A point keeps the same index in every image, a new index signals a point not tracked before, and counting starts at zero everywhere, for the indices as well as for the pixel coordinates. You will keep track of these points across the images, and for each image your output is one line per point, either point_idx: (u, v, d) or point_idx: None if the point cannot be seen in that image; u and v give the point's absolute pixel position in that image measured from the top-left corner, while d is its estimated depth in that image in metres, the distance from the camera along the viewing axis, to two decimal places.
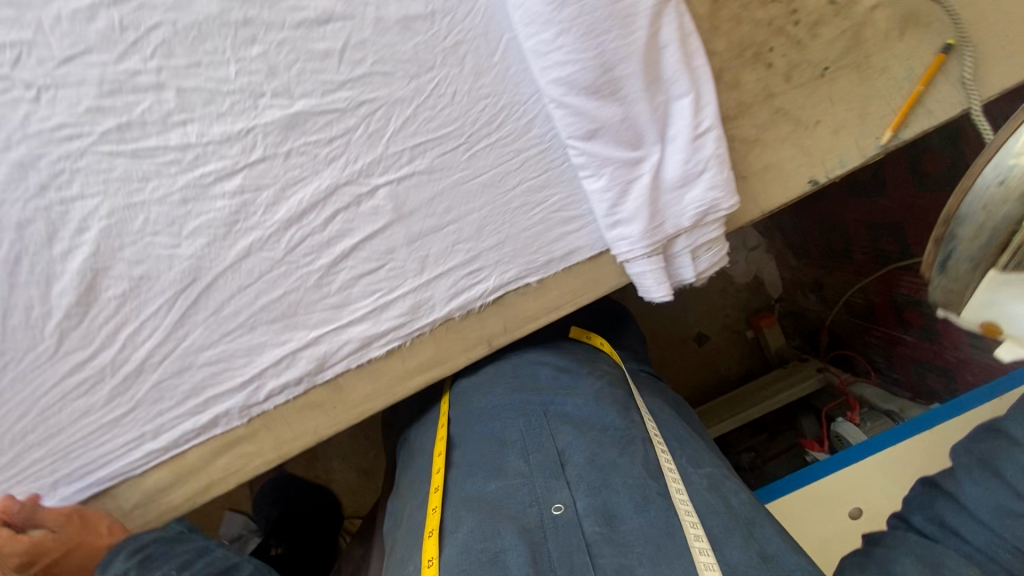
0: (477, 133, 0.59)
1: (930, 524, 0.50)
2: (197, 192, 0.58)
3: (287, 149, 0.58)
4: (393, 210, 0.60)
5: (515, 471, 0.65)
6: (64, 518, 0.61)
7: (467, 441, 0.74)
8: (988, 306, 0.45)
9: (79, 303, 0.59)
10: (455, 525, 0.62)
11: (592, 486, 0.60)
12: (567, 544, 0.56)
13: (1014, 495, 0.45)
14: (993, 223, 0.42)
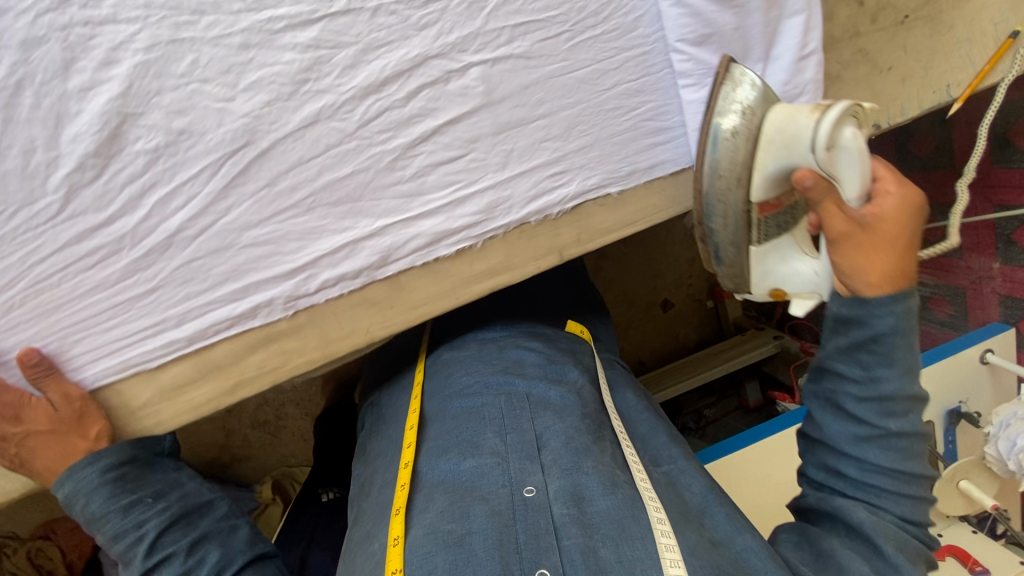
0: (582, 23, 0.55)
1: (819, 472, 0.58)
2: (262, 38, 0.49)
3: (376, 5, 0.50)
4: (482, 94, 0.55)
5: (490, 448, 0.64)
6: (64, 406, 0.53)
7: (440, 413, 0.71)
8: (775, 277, 0.62)
9: (95, 153, 0.49)
10: (421, 507, 0.60)
11: (563, 470, 0.61)
12: (537, 526, 0.56)
13: (855, 423, 0.54)
14: (731, 212, 0.59)
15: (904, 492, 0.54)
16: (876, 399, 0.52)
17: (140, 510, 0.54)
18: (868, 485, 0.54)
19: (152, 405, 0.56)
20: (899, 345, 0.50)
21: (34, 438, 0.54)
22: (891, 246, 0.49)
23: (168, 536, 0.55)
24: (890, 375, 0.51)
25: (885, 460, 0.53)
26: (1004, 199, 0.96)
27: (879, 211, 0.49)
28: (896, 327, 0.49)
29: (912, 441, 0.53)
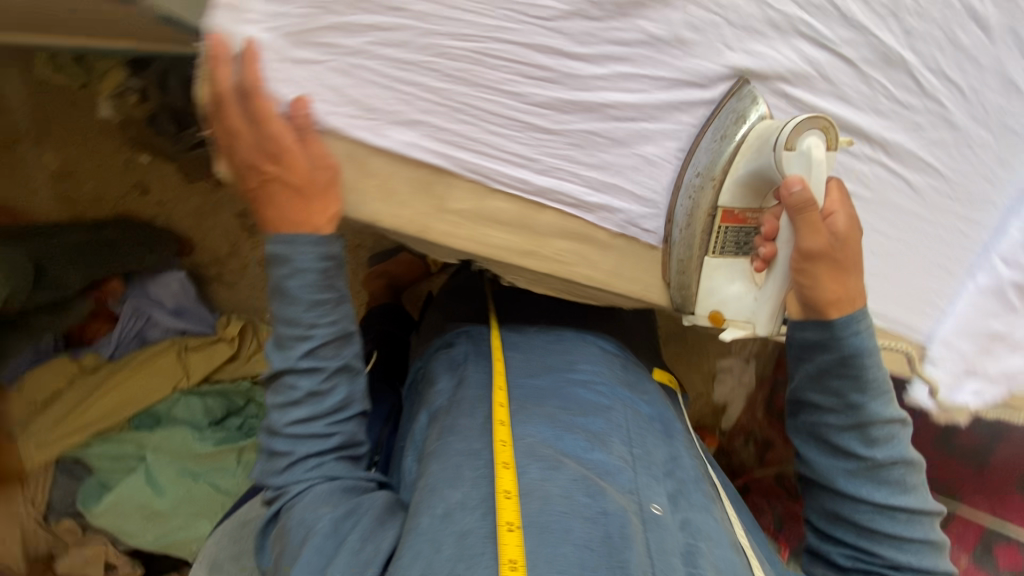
0: (958, 194, 0.63)
1: (822, 515, 0.63)
2: (788, 29, 0.54)
3: (866, 73, 0.57)
4: (861, 187, 0.62)
5: (618, 450, 0.58)
6: (317, 172, 0.50)
7: (558, 391, 0.66)
8: (717, 297, 0.62)
9: (614, 3, 0.50)
10: (543, 467, 0.54)
11: (685, 500, 0.57)
12: (667, 543, 0.50)
13: (839, 460, 0.60)
14: (697, 211, 0.58)
15: (903, 531, 0.58)
16: (854, 428, 0.58)
17: (321, 312, 0.55)
18: (871, 530, 0.59)
19: (457, 216, 0.55)
20: (874, 369, 0.57)
21: (273, 187, 0.50)
22: (842, 267, 0.54)
23: (325, 350, 0.56)
24: (867, 404, 0.57)
25: (879, 496, 0.58)
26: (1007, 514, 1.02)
27: (833, 232, 0.53)
28: (864, 346, 0.56)
29: (901, 474, 0.58)
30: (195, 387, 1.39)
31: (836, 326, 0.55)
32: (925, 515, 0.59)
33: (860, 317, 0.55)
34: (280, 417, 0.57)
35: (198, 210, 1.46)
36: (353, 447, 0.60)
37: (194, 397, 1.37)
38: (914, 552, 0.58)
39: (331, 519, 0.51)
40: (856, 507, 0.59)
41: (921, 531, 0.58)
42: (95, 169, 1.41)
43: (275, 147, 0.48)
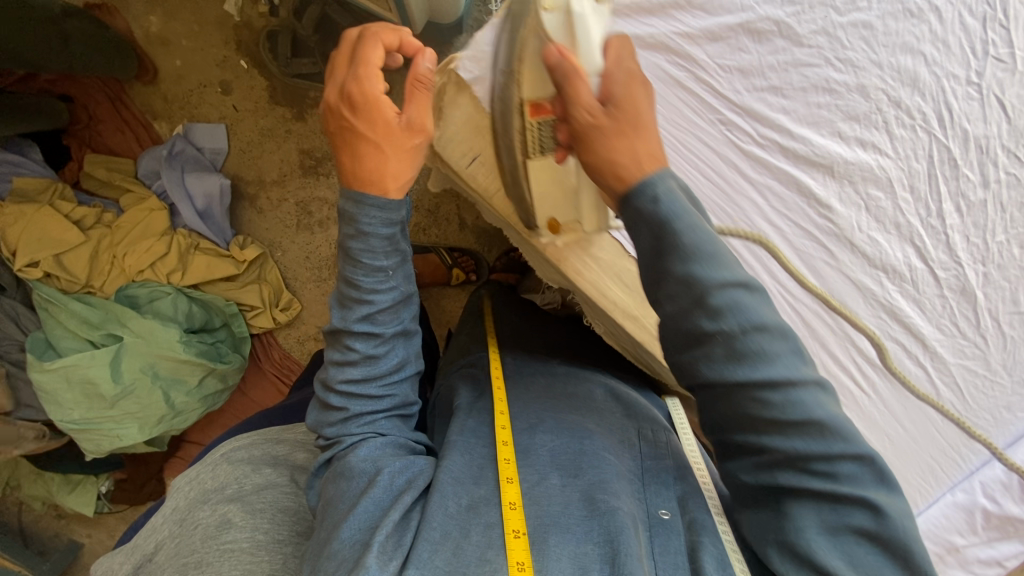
0: (972, 418, 0.73)
1: (714, 432, 0.50)
2: (907, 235, 0.64)
3: (944, 291, 0.67)
4: (906, 381, 0.71)
5: (626, 465, 0.63)
6: (405, 134, 0.55)
7: (575, 402, 0.70)
8: (550, 206, 0.60)
9: (795, 155, 0.60)
10: (564, 474, 0.59)
11: (692, 501, 0.60)
12: (671, 546, 0.56)
13: (701, 353, 0.47)
14: (506, 111, 0.56)
15: (789, 412, 0.45)
16: (695, 304, 0.46)
17: (382, 277, 0.57)
18: (751, 423, 0.47)
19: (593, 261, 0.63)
20: (698, 230, 0.47)
21: (351, 139, 0.54)
22: (626, 134, 0.48)
23: (383, 316, 0.59)
24: (695, 266, 0.46)
25: (745, 373, 0.46)
26: None
27: (606, 97, 0.49)
28: (678, 206, 0.47)
29: (760, 340, 0.46)
30: (188, 290, 1.33)
31: (642, 194, 0.48)
32: (805, 390, 0.46)
33: (657, 181, 0.48)
34: (335, 373, 0.60)
35: (267, 130, 1.44)
36: (405, 407, 0.63)
37: (184, 298, 1.31)
38: (802, 437, 0.46)
39: (391, 468, 0.55)
40: (738, 398, 0.46)
41: (806, 410, 0.45)
42: (192, 50, 1.41)
43: (368, 107, 0.53)
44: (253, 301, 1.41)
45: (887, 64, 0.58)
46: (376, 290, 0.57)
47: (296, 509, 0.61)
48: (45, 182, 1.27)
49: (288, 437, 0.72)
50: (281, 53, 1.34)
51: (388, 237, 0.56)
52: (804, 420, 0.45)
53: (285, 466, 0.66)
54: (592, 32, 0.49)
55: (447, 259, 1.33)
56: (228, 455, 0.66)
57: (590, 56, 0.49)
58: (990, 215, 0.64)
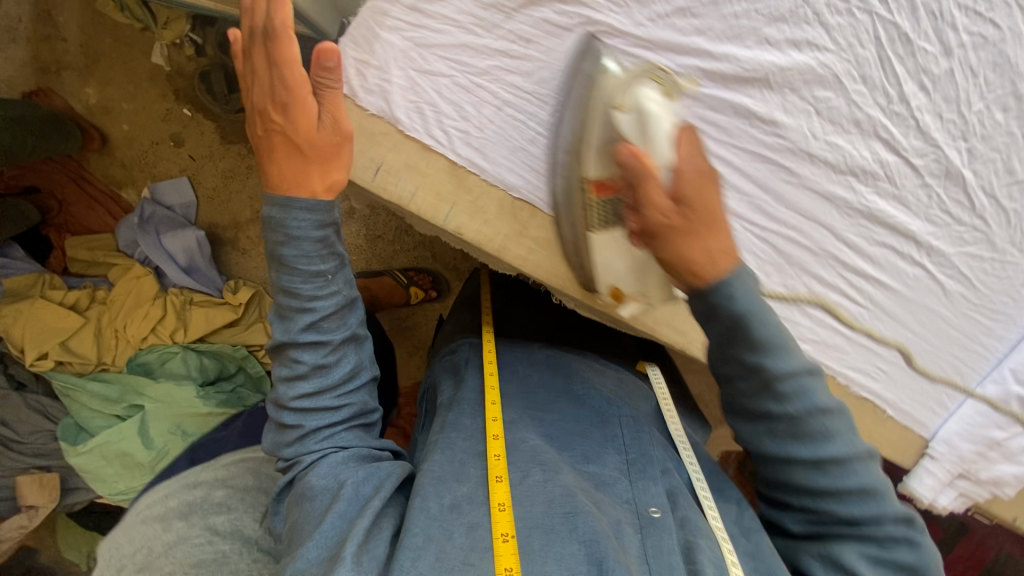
0: (985, 306, 0.68)
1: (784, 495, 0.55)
2: (870, 130, 0.58)
3: (927, 181, 0.61)
4: (906, 284, 0.65)
5: (611, 465, 0.59)
6: (322, 135, 0.51)
7: (558, 401, 0.67)
8: (613, 275, 0.55)
9: (722, 76, 0.54)
10: (543, 467, 0.56)
11: (683, 499, 0.56)
12: (664, 546, 0.51)
13: (768, 435, 0.52)
14: (569, 181, 0.53)
15: (834, 463, 0.51)
16: (764, 391, 0.50)
17: (320, 283, 0.54)
18: (808, 489, 0.52)
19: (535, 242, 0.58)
20: (770, 325, 0.48)
21: (273, 139, 0.52)
22: (699, 234, 0.46)
23: (328, 323, 0.56)
24: (771, 365, 0.49)
25: (808, 454, 0.51)
26: None
27: (680, 194, 0.46)
28: (754, 310, 0.47)
29: (824, 422, 0.50)
30: (193, 344, 1.35)
31: (723, 282, 0.47)
32: (857, 458, 0.51)
33: (735, 280, 0.47)
34: (286, 391, 0.57)
35: (228, 171, 1.43)
36: (365, 415, 0.61)
37: (192, 353, 1.33)
38: (859, 501, 0.52)
39: (354, 480, 0.54)
40: (802, 466, 0.52)
41: (858, 478, 0.51)
42: (135, 112, 1.40)
43: (285, 93, 0.50)
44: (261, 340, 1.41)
45: None
46: (316, 297, 0.54)
47: (212, 557, 0.58)
48: (31, 277, 1.30)
49: (207, 480, 0.68)
50: (218, 92, 1.31)
51: (320, 238, 0.53)
52: (858, 487, 0.51)
53: (201, 513, 0.63)
54: (666, 127, 0.47)
55: (401, 279, 1.32)
56: (143, 515, 0.64)
57: (663, 154, 0.46)
58: (959, 85, 0.57)
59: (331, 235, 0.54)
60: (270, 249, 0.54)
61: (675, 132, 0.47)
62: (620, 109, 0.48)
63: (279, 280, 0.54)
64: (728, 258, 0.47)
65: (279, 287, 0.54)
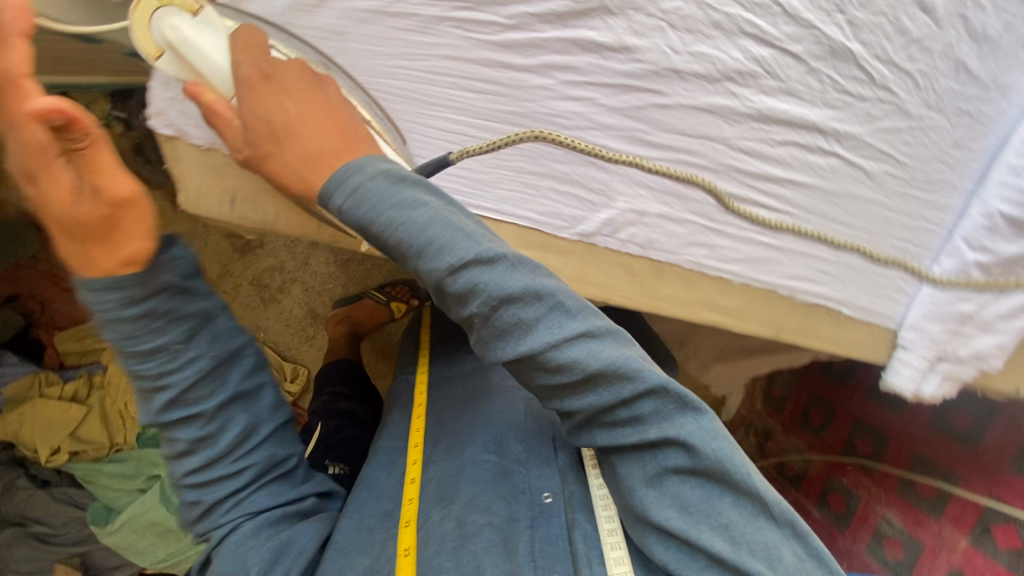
0: (916, 178, 0.64)
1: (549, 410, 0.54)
2: (733, 29, 0.54)
3: (815, 66, 0.57)
4: (824, 179, 0.62)
5: (513, 454, 0.62)
6: (92, 203, 0.44)
7: (467, 405, 0.68)
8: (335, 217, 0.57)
9: (557, 14, 0.51)
10: (441, 505, 0.58)
11: (576, 474, 0.59)
12: (551, 534, 0.55)
13: (474, 339, 0.50)
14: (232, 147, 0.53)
15: (556, 366, 0.47)
16: (446, 296, 0.48)
17: (164, 356, 0.51)
18: (546, 386, 0.50)
19: None
20: (409, 227, 0.46)
21: (46, 213, 0.45)
22: (275, 146, 0.49)
23: (194, 393, 0.54)
24: (426, 267, 0.46)
25: (513, 357, 0.48)
26: (1005, 496, 1.18)
27: (252, 120, 0.48)
28: (383, 219, 0.46)
29: (511, 314, 0.47)
30: None
31: (331, 197, 0.47)
32: (574, 346, 0.47)
33: (342, 188, 0.47)
34: (177, 469, 0.57)
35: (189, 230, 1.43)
36: (273, 468, 0.60)
37: None
38: (594, 391, 0.49)
39: (260, 564, 0.54)
40: (525, 368, 0.49)
41: (579, 368, 0.47)
42: None
43: (25, 159, 0.42)
44: None
45: None
46: (166, 372, 0.52)
47: None
48: (29, 379, 1.34)
49: None
50: None
51: (139, 315, 0.49)
52: (582, 376, 0.47)
53: None
54: (207, 52, 0.46)
55: (381, 297, 1.30)
56: None
57: (221, 81, 0.47)
58: None
59: (154, 306, 0.50)
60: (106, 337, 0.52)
61: (229, 47, 0.47)
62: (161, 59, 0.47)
63: (128, 365, 0.52)
64: (322, 171, 0.49)
65: (127, 373, 0.52)
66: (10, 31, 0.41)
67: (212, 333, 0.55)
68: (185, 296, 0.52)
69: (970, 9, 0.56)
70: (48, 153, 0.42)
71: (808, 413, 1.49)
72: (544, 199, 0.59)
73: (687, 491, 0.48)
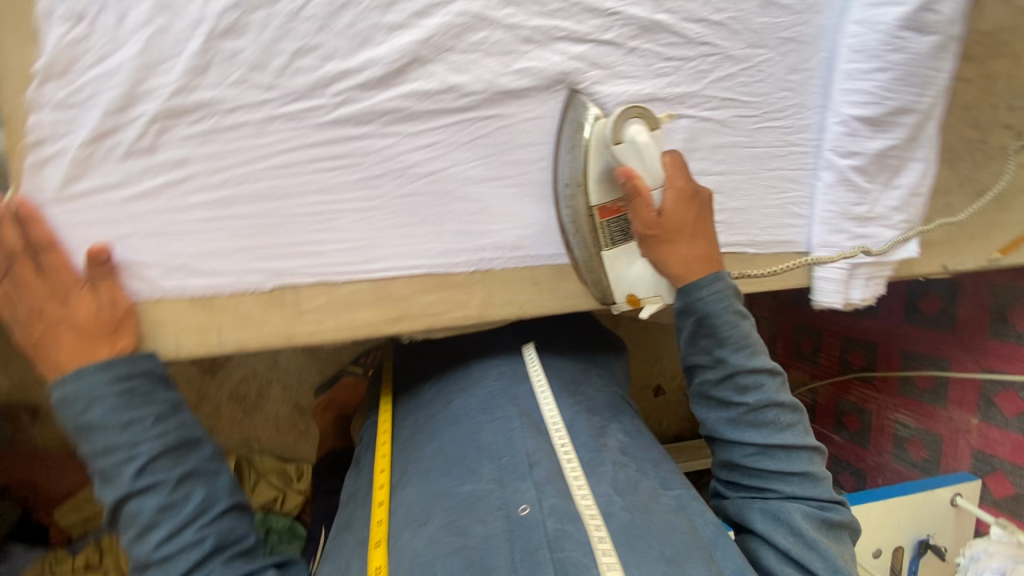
0: (768, 110, 0.68)
1: (729, 468, 0.62)
2: (544, 38, 0.58)
3: (633, 44, 0.61)
4: (683, 139, 0.65)
5: (488, 475, 0.58)
6: (108, 309, 0.50)
7: (435, 434, 0.66)
8: (632, 283, 0.63)
9: (378, 79, 0.55)
10: (412, 527, 0.56)
11: (550, 487, 0.56)
12: (532, 543, 0.51)
13: (726, 412, 0.59)
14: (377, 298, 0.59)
15: (786, 449, 0.58)
16: (727, 379, 0.58)
17: (138, 429, 0.48)
18: (762, 456, 0.58)
19: (316, 319, 0.58)
20: (737, 328, 0.57)
21: (55, 332, 0.48)
22: (682, 238, 0.57)
23: (157, 465, 0.48)
24: (734, 357, 0.57)
25: (764, 443, 0.58)
26: (994, 364, 1.15)
27: (662, 209, 0.56)
28: (714, 312, 0.57)
29: (776, 413, 0.58)
30: None
31: (695, 288, 0.57)
32: (802, 451, 0.58)
33: (703, 283, 0.57)
34: (140, 550, 0.47)
35: None
36: (241, 543, 0.51)
37: None
38: (796, 479, 0.58)
39: None
40: (759, 454, 0.58)
41: (801, 463, 0.58)
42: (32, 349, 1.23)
43: (52, 288, 0.49)
44: (270, 494, 1.33)
45: None
46: (137, 442, 0.48)
47: None
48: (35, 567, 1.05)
49: None
50: None
51: (125, 439, 0.47)
52: (801, 469, 0.57)
53: None
54: (648, 153, 0.55)
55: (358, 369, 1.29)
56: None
57: (653, 174, 0.56)
58: None
59: (136, 384, 0.50)
60: (73, 429, 0.48)
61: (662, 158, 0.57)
62: (609, 146, 0.56)
63: (93, 444, 0.47)
64: (698, 269, 0.57)
65: (94, 453, 0.47)
66: (45, 206, 0.49)
67: (188, 416, 0.52)
68: (158, 382, 0.51)
69: None
70: (75, 283, 0.49)
71: (798, 344, 1.52)
72: (431, 242, 0.59)
73: (820, 530, 0.57)
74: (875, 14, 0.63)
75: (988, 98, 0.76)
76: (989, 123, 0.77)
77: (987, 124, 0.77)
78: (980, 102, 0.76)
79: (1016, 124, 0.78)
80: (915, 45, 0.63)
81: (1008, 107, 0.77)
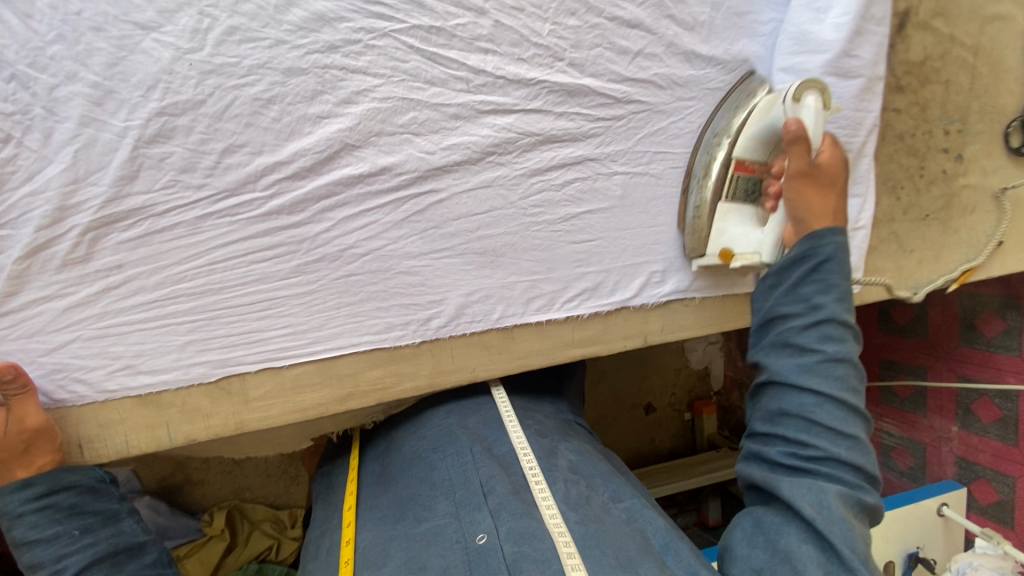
0: None
1: (768, 419, 0.53)
2: (470, 113, 0.60)
3: (560, 109, 0.63)
4: (619, 195, 0.66)
5: (443, 510, 0.59)
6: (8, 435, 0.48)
7: (398, 479, 0.68)
8: (739, 241, 0.65)
9: (307, 168, 0.56)
10: (372, 569, 0.55)
11: (504, 510, 0.57)
12: (492, 566, 0.51)
13: (803, 356, 0.52)
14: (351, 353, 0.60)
15: (849, 410, 0.50)
16: (816, 325, 0.52)
17: (63, 543, 0.49)
18: (818, 407, 0.50)
19: (265, 404, 0.59)
20: (847, 281, 0.54)
21: None
22: (826, 189, 0.57)
23: (89, 573, 0.48)
24: (842, 306, 0.53)
25: (830, 398, 0.50)
26: (969, 372, 1.13)
27: (818, 162, 0.58)
28: (834, 255, 0.54)
29: (852, 373, 0.52)
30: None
31: (826, 232, 0.55)
32: (862, 418, 0.51)
33: (832, 231, 0.56)
34: None
35: None
36: None
37: None
38: (845, 449, 0.50)
39: None
40: (820, 409, 0.50)
41: (854, 426, 0.50)
42: None
43: None
44: (263, 543, 1.22)
45: (283, 31, 0.54)
46: (62, 556, 0.48)
47: None
48: None
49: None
50: None
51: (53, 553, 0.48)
52: (853, 435, 0.50)
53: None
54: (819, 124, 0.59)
55: None
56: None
57: (818, 132, 0.58)
58: (513, 28, 0.60)
59: (58, 499, 0.50)
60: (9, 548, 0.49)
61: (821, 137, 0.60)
62: (786, 101, 0.60)
63: (22, 559, 0.48)
64: (827, 219, 0.56)
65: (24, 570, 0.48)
66: None
67: (124, 526, 0.53)
68: (86, 494, 0.52)
69: (666, 12, 0.64)
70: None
71: None
72: (375, 319, 0.61)
73: (855, 514, 0.49)
74: (796, 61, 0.65)
75: (924, 125, 0.77)
76: (927, 148, 0.78)
77: (925, 150, 0.78)
78: (917, 130, 0.77)
79: (954, 146, 0.79)
80: (837, 88, 0.65)
81: (944, 132, 0.78)
